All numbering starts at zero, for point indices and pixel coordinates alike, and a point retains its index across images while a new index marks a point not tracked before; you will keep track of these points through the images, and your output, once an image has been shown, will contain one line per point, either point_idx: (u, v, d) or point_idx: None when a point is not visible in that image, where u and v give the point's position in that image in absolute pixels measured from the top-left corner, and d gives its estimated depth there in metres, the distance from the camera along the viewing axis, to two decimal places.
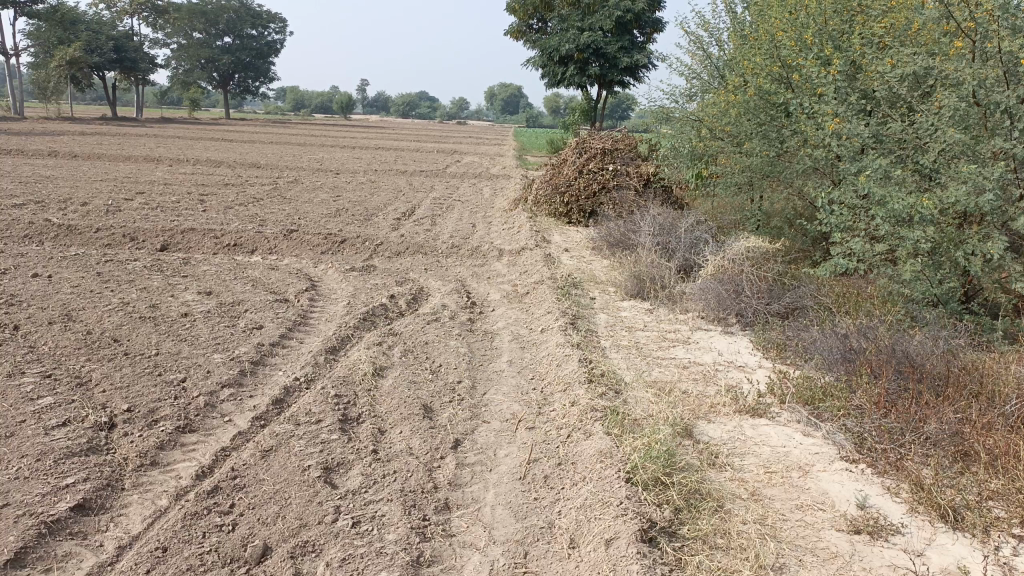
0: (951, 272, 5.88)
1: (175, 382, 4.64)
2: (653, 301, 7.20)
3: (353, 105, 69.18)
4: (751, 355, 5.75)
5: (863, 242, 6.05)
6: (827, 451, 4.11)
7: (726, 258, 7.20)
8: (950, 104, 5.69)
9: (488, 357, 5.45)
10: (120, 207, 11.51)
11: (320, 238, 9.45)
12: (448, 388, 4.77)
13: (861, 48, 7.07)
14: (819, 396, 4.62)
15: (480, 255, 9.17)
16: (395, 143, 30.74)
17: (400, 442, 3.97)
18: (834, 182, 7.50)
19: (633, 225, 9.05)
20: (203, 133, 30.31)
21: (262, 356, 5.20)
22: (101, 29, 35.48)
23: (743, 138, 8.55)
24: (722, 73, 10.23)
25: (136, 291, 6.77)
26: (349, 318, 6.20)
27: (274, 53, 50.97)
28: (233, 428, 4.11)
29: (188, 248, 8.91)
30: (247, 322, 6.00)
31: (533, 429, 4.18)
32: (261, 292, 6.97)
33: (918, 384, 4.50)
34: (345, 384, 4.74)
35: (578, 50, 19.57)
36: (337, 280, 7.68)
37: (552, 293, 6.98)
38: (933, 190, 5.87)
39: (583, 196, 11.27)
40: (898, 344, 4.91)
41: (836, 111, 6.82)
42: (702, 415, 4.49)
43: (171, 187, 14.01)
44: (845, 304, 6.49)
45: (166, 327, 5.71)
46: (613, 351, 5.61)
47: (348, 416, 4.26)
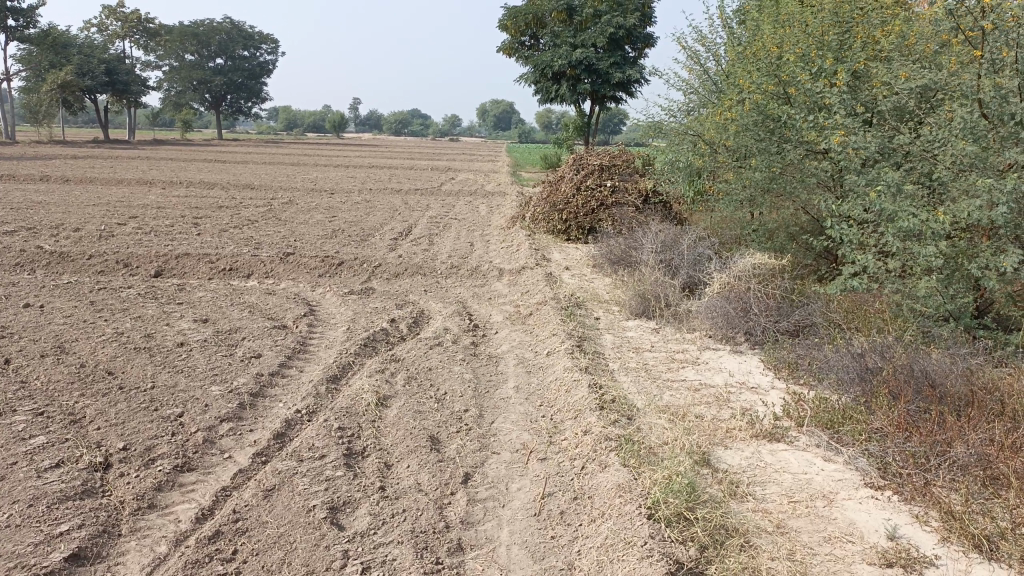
0: (963, 287, 5.78)
1: (173, 417, 4.49)
2: (659, 320, 7.08)
3: (345, 124, 69.26)
4: (762, 376, 5.62)
5: (874, 258, 5.94)
6: (850, 478, 3.97)
7: (732, 276, 7.09)
8: (960, 115, 5.61)
9: (495, 383, 5.30)
10: (113, 232, 11.36)
11: (317, 261, 9.31)
12: (454, 417, 4.62)
13: (862, 61, 7.01)
14: (838, 419, 4.48)
15: (480, 275, 9.04)
16: (389, 161, 30.65)
17: (409, 477, 3.82)
18: (838, 196, 7.41)
19: (634, 242, 8.94)
20: (195, 153, 30.31)
21: (261, 387, 5.05)
22: (92, 53, 35.44)
23: (744, 153, 8.46)
24: (719, 88, 10.17)
25: (131, 319, 6.62)
26: (350, 344, 6.05)
27: (266, 73, 51.00)
28: (234, 465, 3.95)
29: (183, 274, 8.76)
30: (245, 350, 5.85)
31: (545, 460, 4.03)
32: (259, 318, 6.82)
33: (939, 406, 4.37)
34: (348, 415, 4.58)
35: (570, 66, 19.54)
36: (336, 304, 7.54)
37: (557, 314, 6.85)
38: (944, 203, 5.77)
39: (582, 213, 11.17)
40: (916, 363, 4.79)
41: (840, 125, 6.74)
42: (718, 441, 4.35)
43: (165, 211, 13.86)
44: (855, 321, 6.38)
45: (162, 358, 5.56)
46: (622, 374, 5.47)
47: (353, 450, 4.11)
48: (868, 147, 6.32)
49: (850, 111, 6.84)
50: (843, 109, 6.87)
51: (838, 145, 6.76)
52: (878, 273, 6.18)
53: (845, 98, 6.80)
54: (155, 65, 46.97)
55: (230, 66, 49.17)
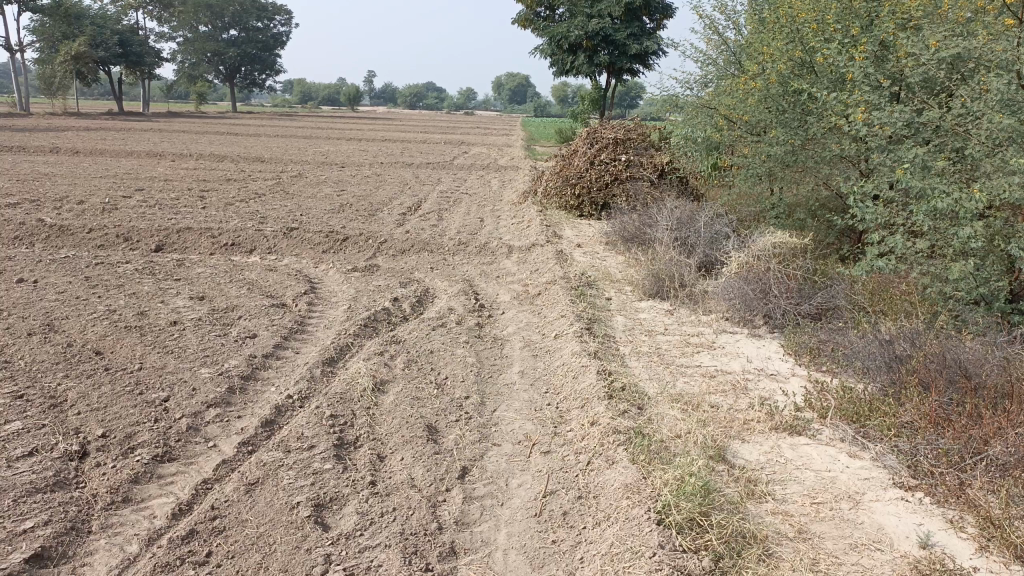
0: (997, 269, 5.44)
1: (157, 402, 4.25)
2: (673, 300, 6.78)
3: (360, 97, 68.57)
4: (782, 362, 5.32)
5: (903, 238, 5.60)
6: (878, 477, 3.68)
7: (751, 255, 6.75)
8: (996, 86, 5.26)
9: (499, 368, 5.03)
10: (117, 205, 11.15)
11: (322, 236, 9.04)
12: (454, 405, 4.36)
13: (892, 29, 6.61)
14: (865, 411, 4.18)
15: (489, 252, 8.75)
16: (401, 134, 30.27)
17: (402, 471, 3.56)
18: (862, 173, 7.06)
19: (650, 219, 8.61)
20: (208, 125, 30.04)
21: (253, 370, 4.80)
22: (105, 24, 35.07)
23: (763, 127, 8.10)
24: (739, 59, 9.73)
25: (125, 296, 6.39)
26: (349, 324, 5.80)
27: (279, 45, 50.55)
28: (218, 455, 3.73)
29: (184, 249, 8.52)
30: (240, 329, 5.61)
31: (548, 454, 3.77)
32: (257, 296, 6.57)
33: (974, 399, 4.06)
34: (341, 401, 4.33)
35: (586, 38, 19.08)
36: (339, 281, 7.28)
37: (567, 294, 6.55)
38: (978, 181, 5.43)
39: (595, 188, 10.82)
40: (949, 351, 4.47)
41: (866, 98, 6.38)
42: (734, 434, 4.07)
43: (171, 184, 13.62)
44: (880, 304, 6.05)
45: (152, 337, 5.33)
46: (633, 359, 5.19)
47: (344, 440, 3.86)
48: (896, 121, 5.96)
49: (877, 83, 6.45)
50: (869, 80, 6.48)
51: (865, 119, 6.40)
52: (907, 254, 5.84)
53: (873, 69, 6.41)
54: (169, 37, 46.58)
55: (243, 37, 48.66)
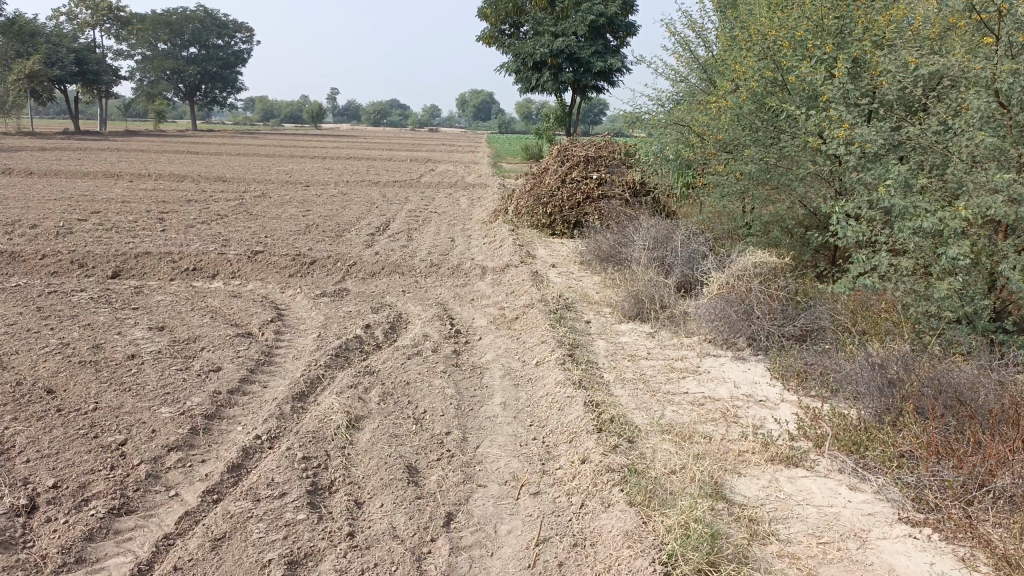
0: (981, 288, 5.37)
1: (113, 447, 3.94)
2: (654, 322, 6.61)
3: (322, 115, 68.01)
4: (770, 387, 5.17)
5: (886, 258, 5.51)
6: (882, 512, 3.52)
7: (731, 275, 6.63)
8: (977, 105, 5.18)
9: (479, 400, 4.79)
10: (73, 229, 10.71)
11: (288, 259, 8.73)
12: (434, 442, 4.11)
13: (866, 46, 6.56)
14: (862, 440, 4.02)
15: (462, 274, 8.52)
16: (366, 152, 30.00)
17: (382, 519, 3.31)
18: (839, 191, 6.99)
19: (625, 238, 8.47)
20: (168, 144, 29.44)
21: (218, 408, 4.50)
22: (61, 42, 34.20)
23: (736, 145, 8.01)
24: (709, 76, 9.66)
25: (79, 328, 6.03)
26: (319, 355, 5.52)
27: (240, 62, 49.93)
28: (181, 506, 3.44)
29: (143, 275, 8.15)
30: (203, 362, 5.30)
31: (538, 495, 3.55)
32: (220, 325, 6.25)
33: (973, 425, 3.94)
34: (314, 441, 4.05)
35: (551, 56, 19.05)
36: (307, 307, 6.99)
37: (545, 317, 6.35)
38: (960, 199, 5.36)
39: (567, 207, 10.65)
40: (942, 375, 4.36)
41: (843, 117, 6.30)
42: (729, 467, 3.89)
43: (129, 206, 13.18)
44: (863, 325, 5.95)
45: (109, 373, 5.00)
46: (618, 387, 5.00)
47: (318, 485, 3.59)
48: (875, 139, 5.87)
49: (854, 101, 6.37)
50: (845, 98, 6.40)
51: (842, 138, 6.32)
52: (890, 273, 5.75)
53: (849, 88, 6.31)
54: (127, 55, 45.75)
55: (203, 55, 47.94)
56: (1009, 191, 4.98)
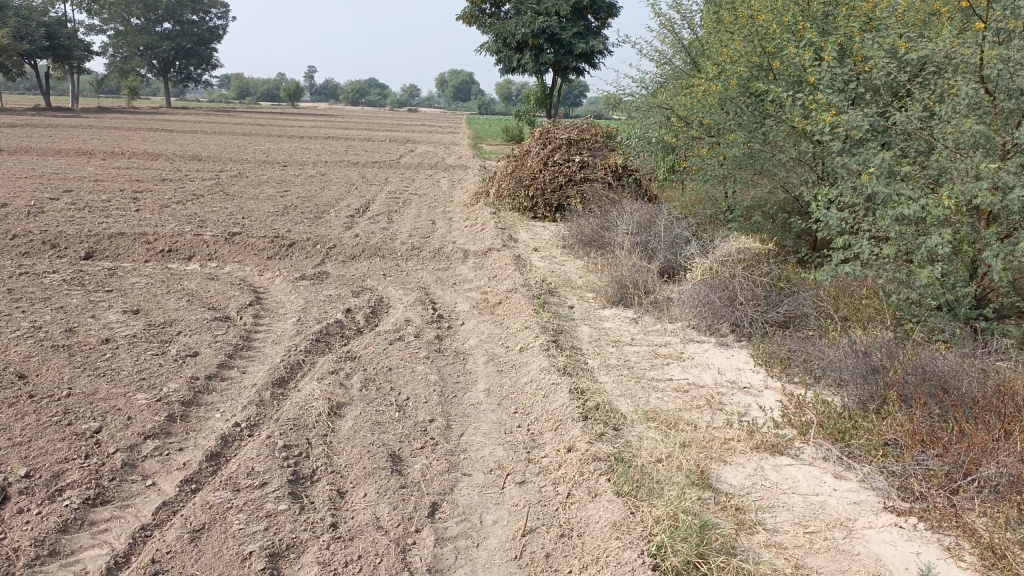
0: (963, 276, 5.39)
1: (87, 435, 3.84)
2: (637, 308, 6.58)
3: (300, 94, 67.13)
4: (754, 373, 5.16)
5: (870, 245, 5.50)
6: (868, 501, 3.52)
7: (715, 261, 6.60)
8: (965, 91, 5.17)
9: (462, 386, 4.73)
10: (44, 208, 10.46)
11: (266, 241, 8.59)
12: (417, 430, 4.06)
13: (854, 31, 6.52)
14: (847, 429, 4.02)
15: (443, 257, 8.43)
16: (344, 132, 29.65)
17: (365, 509, 3.26)
18: (822, 176, 6.98)
19: (608, 223, 8.42)
20: (142, 121, 28.90)
21: (195, 395, 4.40)
22: (30, 15, 33.30)
23: (720, 129, 7.96)
24: (694, 59, 9.59)
25: (52, 311, 5.88)
26: (299, 339, 5.43)
27: (216, 39, 49.04)
28: (158, 496, 3.36)
29: (117, 256, 7.97)
30: (179, 347, 5.18)
31: (523, 485, 3.52)
32: (197, 309, 6.12)
33: (957, 413, 3.95)
34: (295, 429, 3.98)
35: (533, 36, 18.87)
36: (286, 291, 6.88)
37: (529, 302, 6.30)
38: (944, 187, 5.36)
39: (549, 190, 10.57)
40: (926, 363, 4.36)
41: (829, 101, 6.26)
42: (715, 455, 3.87)
43: (102, 185, 12.90)
44: (846, 311, 5.96)
45: (82, 358, 4.88)
46: (603, 374, 4.96)
47: (299, 475, 3.52)
48: (861, 125, 5.84)
49: (840, 86, 6.33)
50: (832, 83, 6.35)
51: (828, 122, 6.29)
52: (873, 260, 5.75)
53: (836, 72, 6.27)
54: (100, 30, 44.77)
55: (178, 30, 46.97)
56: (994, 178, 4.98)
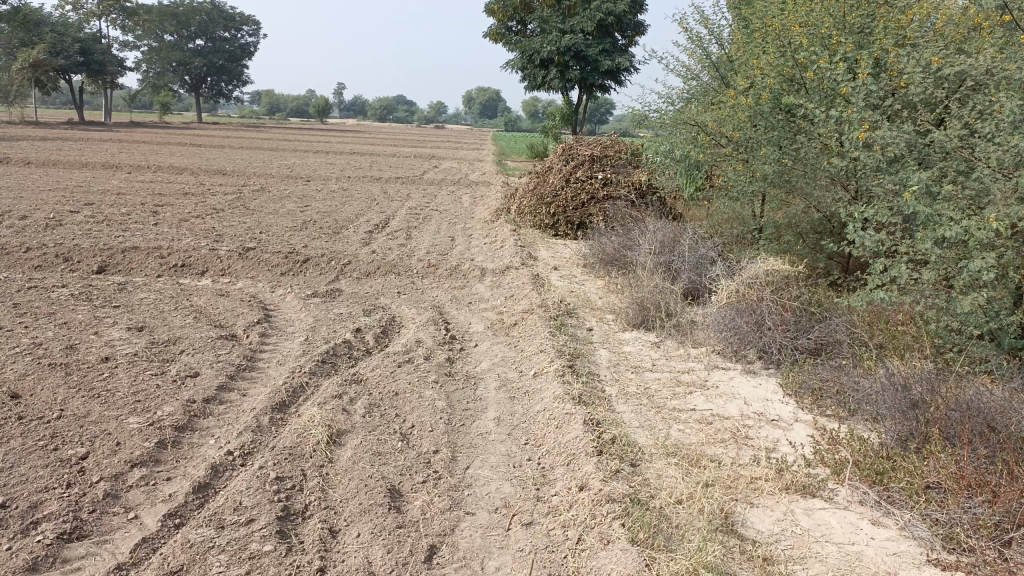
0: (1008, 303, 5.03)
1: (72, 461, 3.64)
2: (659, 332, 6.29)
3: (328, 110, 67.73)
4: (783, 404, 4.85)
5: (908, 269, 5.17)
6: (909, 552, 3.20)
7: (742, 283, 6.30)
8: (1008, 107, 4.83)
9: (471, 414, 4.47)
10: (63, 221, 10.42)
11: (280, 257, 8.42)
12: (421, 462, 3.80)
13: (889, 43, 6.22)
14: (886, 470, 3.70)
15: (460, 276, 8.20)
16: (370, 147, 29.77)
17: (357, 552, 3.02)
18: (856, 195, 6.64)
19: (631, 241, 8.14)
20: (171, 136, 29.24)
21: (190, 419, 4.19)
22: (67, 31, 33.92)
23: (749, 146, 7.67)
24: (722, 75, 9.32)
25: (55, 327, 5.74)
26: (305, 360, 5.21)
27: (247, 56, 49.65)
28: (138, 532, 3.13)
29: (129, 271, 7.85)
30: (180, 367, 4.98)
31: (531, 527, 3.25)
32: (203, 326, 5.94)
33: (1007, 454, 3.61)
34: (291, 459, 3.74)
35: (558, 53, 18.69)
36: (296, 309, 6.69)
37: (545, 325, 6.03)
38: (987, 208, 5.03)
39: (571, 207, 10.32)
40: (971, 398, 4.03)
41: (865, 117, 5.95)
42: (740, 497, 3.57)
43: (124, 198, 12.90)
44: (881, 340, 5.62)
45: (78, 377, 4.70)
46: (620, 403, 4.67)
47: (290, 511, 3.29)
48: (898, 141, 5.52)
49: (876, 100, 6.03)
50: (867, 98, 6.05)
51: (863, 140, 5.98)
52: (911, 284, 5.41)
53: (871, 87, 5.98)
54: (134, 46, 45.52)
55: (210, 48, 47.58)
56: None
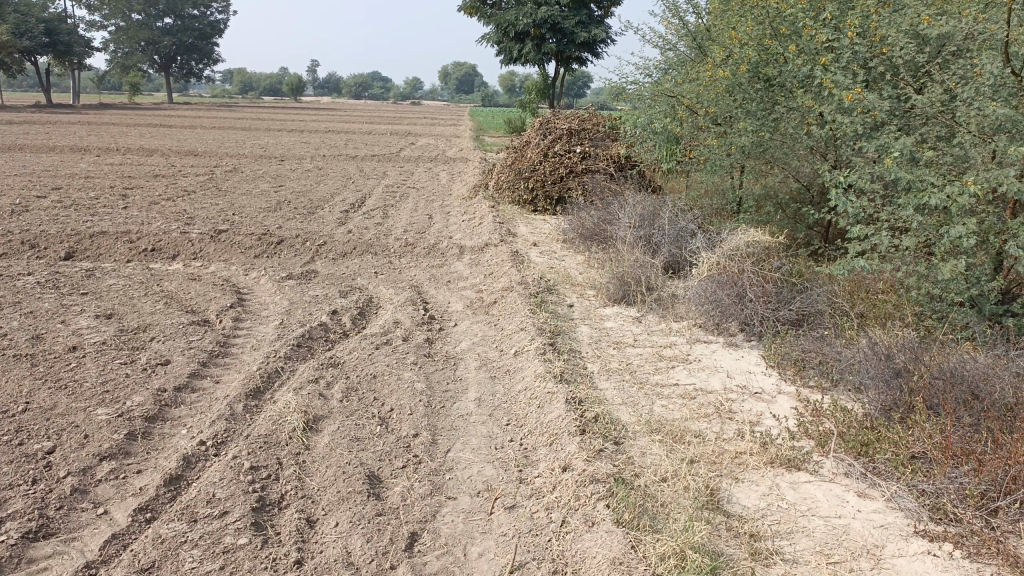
0: (988, 269, 5.01)
1: (38, 456, 3.51)
2: (640, 306, 6.22)
3: (302, 88, 66.73)
4: (766, 377, 4.81)
5: (889, 237, 5.13)
6: (896, 524, 3.17)
7: (723, 255, 6.24)
8: (990, 70, 4.76)
9: (451, 395, 4.39)
10: (29, 206, 10.14)
11: (254, 239, 8.25)
12: (401, 446, 3.72)
13: (871, 7, 6.11)
14: (871, 441, 3.66)
15: (438, 254, 8.07)
16: (346, 125, 29.36)
17: (336, 542, 2.94)
18: (835, 164, 6.58)
19: (610, 215, 8.05)
20: (141, 117, 28.63)
21: (161, 409, 4.07)
22: (30, 12, 32.98)
23: (728, 115, 7.56)
24: (700, 44, 9.19)
25: (20, 316, 5.56)
26: (280, 345, 5.09)
27: (216, 34, 48.65)
28: (109, 527, 3.02)
29: (98, 257, 7.64)
30: (150, 355, 4.84)
31: (514, 509, 3.19)
32: (175, 312, 5.79)
33: (991, 422, 3.59)
34: (266, 447, 3.64)
35: (534, 26, 18.44)
36: (271, 291, 6.54)
37: (525, 302, 5.95)
38: (968, 173, 4.98)
39: (549, 181, 10.19)
40: (954, 366, 4.00)
41: (847, 83, 5.86)
42: (725, 472, 3.52)
43: (93, 182, 12.58)
44: (863, 309, 5.59)
45: (44, 368, 4.55)
46: (603, 380, 4.60)
47: (266, 501, 3.20)
48: (879, 107, 5.44)
49: (857, 66, 5.93)
50: (849, 63, 5.95)
51: (843, 107, 5.89)
52: (892, 252, 5.37)
53: (853, 51, 5.87)
54: (100, 26, 44.39)
55: (179, 26, 46.53)
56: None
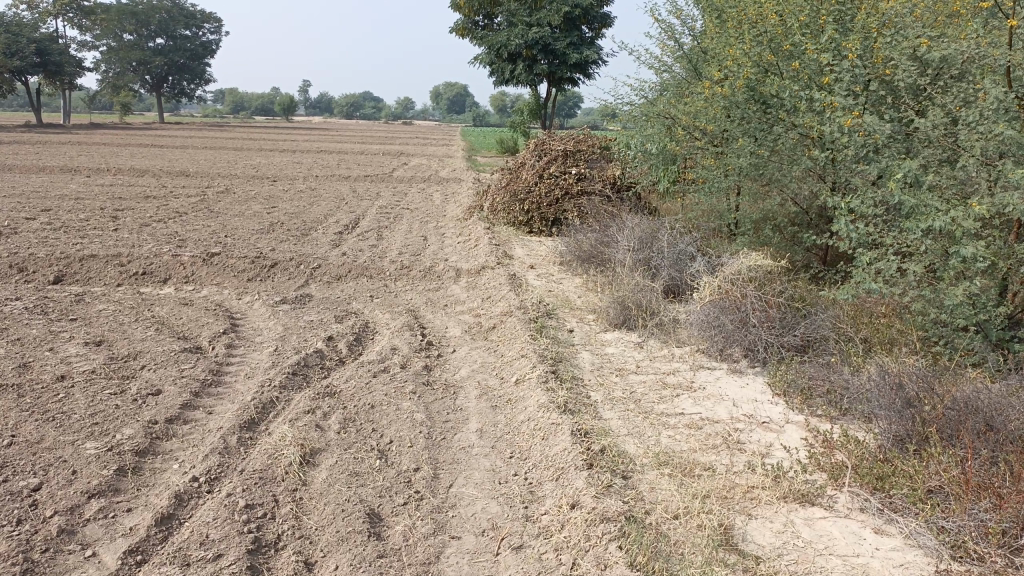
0: (995, 294, 4.94)
1: (23, 494, 3.36)
2: (642, 331, 6.12)
3: (293, 107, 66.84)
4: (773, 405, 4.71)
5: (893, 262, 5.06)
6: (916, 563, 3.06)
7: (725, 279, 6.16)
8: (994, 93, 4.71)
9: (451, 426, 4.26)
10: (18, 228, 9.99)
11: (247, 262, 8.12)
12: (401, 481, 3.59)
13: (870, 30, 6.08)
14: (886, 474, 3.56)
15: (434, 277, 7.97)
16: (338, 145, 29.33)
17: None
18: (835, 186, 6.52)
19: (608, 238, 7.98)
20: (132, 137, 28.54)
21: (152, 442, 3.93)
22: (21, 31, 32.91)
23: (725, 137, 7.51)
24: (695, 66, 9.18)
25: (7, 343, 5.41)
26: (274, 373, 4.96)
27: (208, 54, 48.68)
28: (97, 571, 2.88)
29: (88, 281, 7.50)
30: (140, 384, 4.70)
31: (520, 550, 3.07)
32: (166, 339, 5.65)
33: (1007, 454, 3.50)
34: (261, 483, 3.51)
35: (526, 47, 18.46)
36: (264, 317, 6.41)
37: (525, 327, 5.84)
38: (973, 197, 4.92)
39: (545, 203, 10.12)
40: (967, 396, 3.91)
41: (847, 106, 5.80)
42: (738, 508, 3.41)
43: (83, 203, 12.44)
44: (868, 335, 5.51)
45: (30, 399, 4.40)
46: (607, 409, 4.49)
47: (263, 542, 3.07)
48: (881, 130, 5.39)
49: (858, 88, 5.88)
50: (849, 86, 5.90)
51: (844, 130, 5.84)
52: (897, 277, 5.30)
53: (854, 74, 5.83)
54: (92, 46, 44.35)
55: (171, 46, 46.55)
56: None
